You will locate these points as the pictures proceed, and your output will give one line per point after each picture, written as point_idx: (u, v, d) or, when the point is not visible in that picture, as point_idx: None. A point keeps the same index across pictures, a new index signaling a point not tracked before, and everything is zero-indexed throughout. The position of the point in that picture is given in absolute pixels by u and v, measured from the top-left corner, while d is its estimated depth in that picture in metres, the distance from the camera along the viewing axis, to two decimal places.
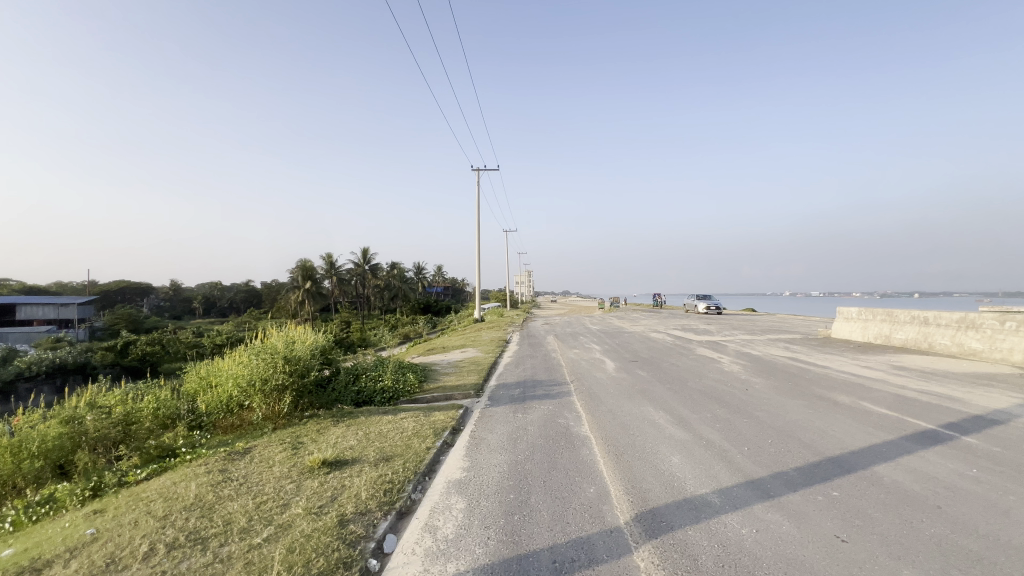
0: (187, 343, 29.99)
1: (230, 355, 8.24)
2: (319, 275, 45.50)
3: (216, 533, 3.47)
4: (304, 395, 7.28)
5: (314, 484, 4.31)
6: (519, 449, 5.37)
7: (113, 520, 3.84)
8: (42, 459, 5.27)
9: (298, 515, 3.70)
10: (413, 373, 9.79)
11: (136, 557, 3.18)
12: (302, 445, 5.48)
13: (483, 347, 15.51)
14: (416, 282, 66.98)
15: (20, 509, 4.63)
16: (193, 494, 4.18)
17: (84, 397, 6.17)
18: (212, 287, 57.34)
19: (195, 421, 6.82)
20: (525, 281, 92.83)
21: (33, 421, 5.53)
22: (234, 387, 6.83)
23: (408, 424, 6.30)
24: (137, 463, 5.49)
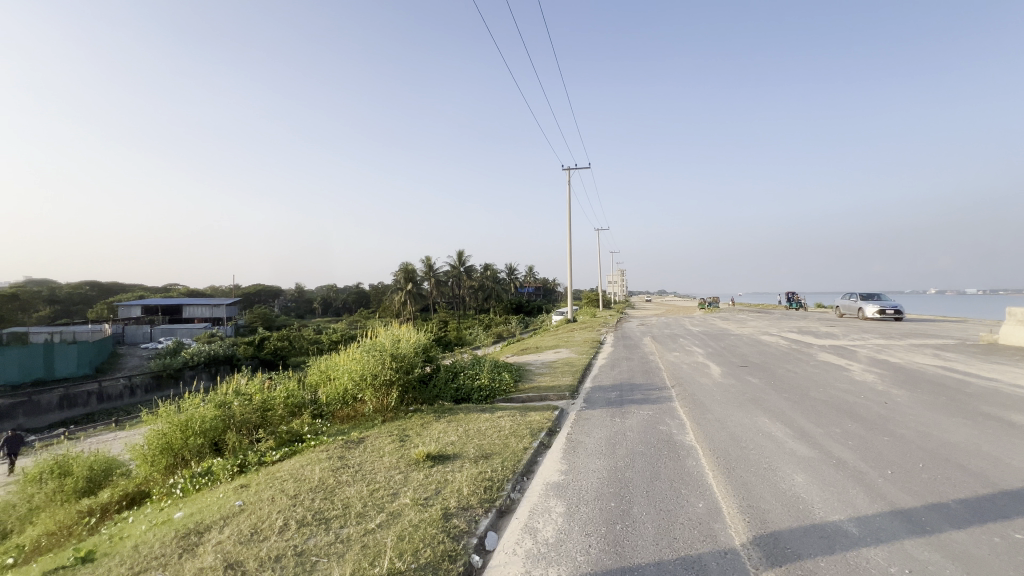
0: (310, 339, 33.69)
1: (345, 351, 9.06)
2: (420, 277, 48.48)
3: (337, 515, 3.80)
4: (408, 390, 7.77)
5: (419, 476, 4.54)
6: (619, 455, 5.20)
7: (254, 494, 4.39)
8: (202, 437, 6.22)
9: (406, 505, 3.91)
10: (508, 372, 9.94)
11: (274, 530, 3.60)
12: (408, 438, 5.83)
13: (577, 347, 15.33)
14: (508, 283, 68.43)
15: (187, 478, 5.50)
16: (317, 477, 4.63)
17: (232, 384, 7.16)
18: (329, 289, 63.86)
19: (317, 410, 7.58)
20: (618, 281, 90.35)
21: (195, 402, 6.55)
22: (349, 380, 7.47)
23: (505, 423, 6.38)
24: (272, 445, 6.24)
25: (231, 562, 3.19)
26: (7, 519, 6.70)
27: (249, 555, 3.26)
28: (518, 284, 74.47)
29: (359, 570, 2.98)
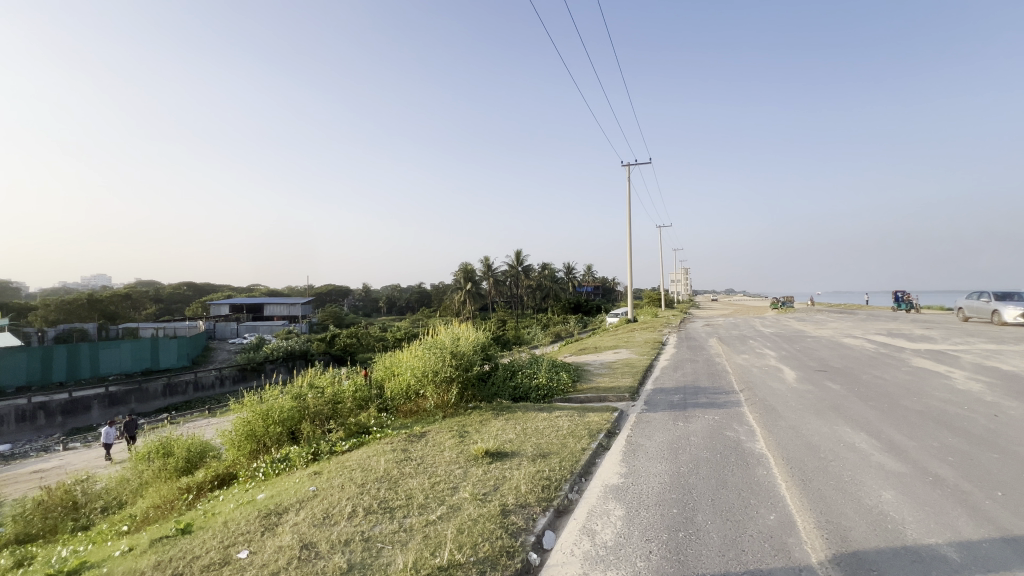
0: (376, 336, 35.36)
1: (408, 348, 9.42)
2: (478, 277, 49.35)
3: (400, 505, 3.96)
4: (468, 387, 7.95)
5: (478, 472, 4.62)
6: (682, 460, 5.00)
7: (326, 481, 4.69)
8: (281, 425, 6.72)
9: (466, 500, 4.00)
10: (566, 372, 9.86)
11: (343, 516, 3.82)
12: (467, 434, 5.96)
13: (637, 348, 14.89)
14: (566, 282, 67.93)
15: (268, 463, 5.98)
16: (382, 468, 4.86)
17: (307, 378, 7.67)
18: (394, 289, 66.64)
19: (382, 404, 7.95)
20: (682, 280, 86.91)
21: (275, 393, 7.10)
22: (412, 376, 7.77)
23: (563, 423, 6.36)
24: (342, 436, 6.63)
25: (305, 543, 3.42)
26: (122, 491, 7.61)
27: (321, 537, 3.48)
28: (576, 283, 73.75)
29: (421, 559, 3.10)
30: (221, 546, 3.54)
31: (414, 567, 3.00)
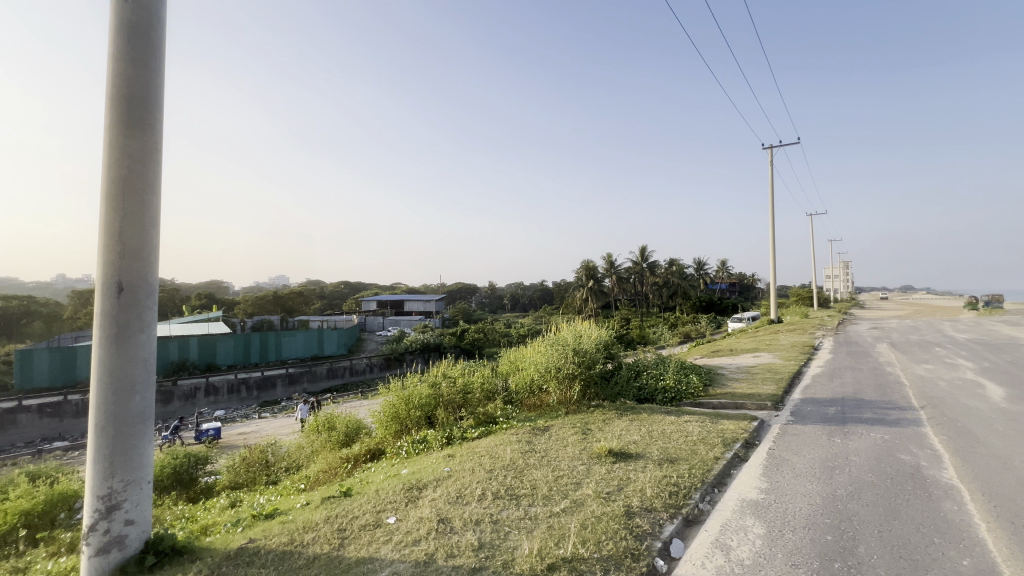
0: (501, 332, 37.08)
1: (531, 344, 9.69)
2: (600, 274, 48.62)
3: (526, 494, 4.13)
4: (591, 385, 7.91)
5: (601, 470, 4.59)
6: (839, 482, 4.36)
7: (458, 464, 5.09)
8: (419, 410, 7.44)
9: (589, 496, 4.01)
10: (696, 375, 9.22)
11: (474, 497, 4.12)
12: (590, 432, 5.95)
13: (782, 352, 13.29)
14: (697, 279, 63.30)
15: (409, 443, 6.68)
16: (508, 457, 5.11)
17: (441, 368, 8.38)
18: (517, 287, 68.88)
19: (508, 397, 8.30)
20: (839, 275, 75.14)
21: (414, 380, 7.88)
22: (536, 371, 7.99)
23: (693, 428, 5.98)
24: (472, 424, 7.11)
25: (442, 517, 3.76)
26: (299, 456, 9.13)
27: (455, 514, 3.79)
28: (708, 280, 68.22)
29: (546, 548, 3.19)
30: (374, 510, 4.06)
31: (540, 555, 3.11)
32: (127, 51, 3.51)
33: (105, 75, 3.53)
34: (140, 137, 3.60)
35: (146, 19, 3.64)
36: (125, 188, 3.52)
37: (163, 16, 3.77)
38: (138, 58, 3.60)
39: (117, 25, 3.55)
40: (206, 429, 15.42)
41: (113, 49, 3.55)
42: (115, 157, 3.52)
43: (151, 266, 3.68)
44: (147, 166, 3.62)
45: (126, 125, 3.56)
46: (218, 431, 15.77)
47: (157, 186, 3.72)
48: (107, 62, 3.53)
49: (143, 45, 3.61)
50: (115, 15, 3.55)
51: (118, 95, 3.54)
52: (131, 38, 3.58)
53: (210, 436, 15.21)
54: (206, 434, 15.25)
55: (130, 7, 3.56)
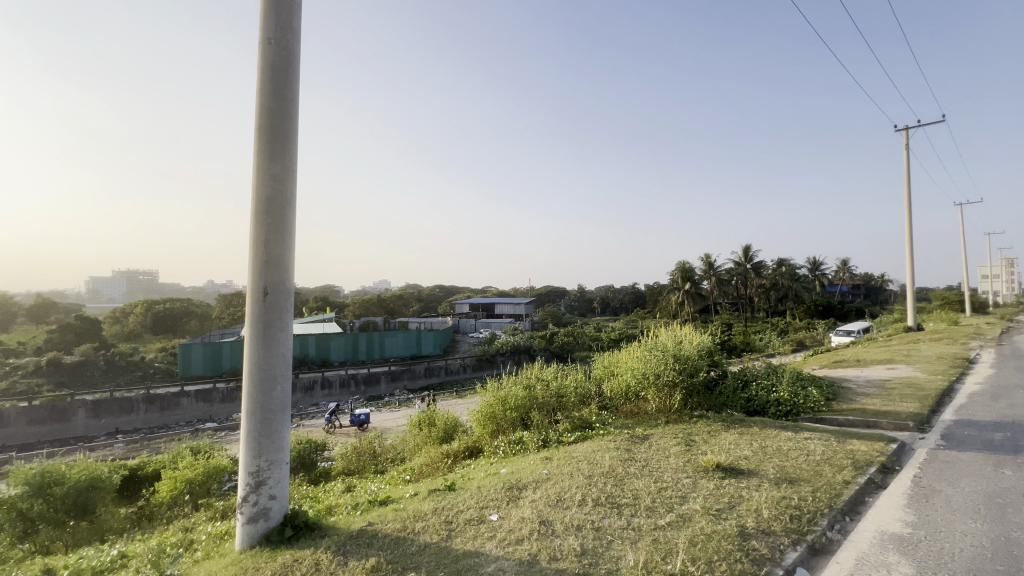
0: (591, 335, 36.52)
1: (627, 349, 9.40)
2: (698, 276, 45.69)
3: (628, 503, 4.02)
4: (693, 394, 7.49)
5: (709, 485, 4.32)
6: (1013, 523, 3.64)
7: (556, 467, 5.10)
8: (515, 411, 7.56)
9: (697, 512, 3.79)
10: (816, 388, 8.26)
11: (574, 501, 4.10)
12: (694, 443, 5.61)
13: (925, 365, 11.40)
14: (812, 280, 56.83)
15: (506, 442, 6.83)
16: (607, 464, 5.01)
17: (535, 370, 8.44)
18: (608, 290, 67.24)
19: (603, 402, 8.15)
20: (1002, 274, 62.72)
21: (508, 380, 8.03)
22: (633, 377, 7.76)
23: (815, 446, 5.38)
24: (568, 427, 7.08)
25: (543, 519, 3.79)
26: (403, 449, 9.77)
27: (555, 518, 3.80)
28: (826, 281, 60.85)
29: (652, 562, 3.08)
30: (478, 505, 4.22)
31: (645, 568, 3.01)
32: (271, 87, 4.06)
33: (256, 108, 4.10)
34: (281, 160, 4.13)
35: (286, 58, 4.18)
36: (268, 205, 4.05)
37: (299, 54, 4.29)
38: (279, 92, 4.14)
39: (264, 66, 4.11)
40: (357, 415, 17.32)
41: (262, 86, 4.12)
42: (262, 179, 4.07)
43: (288, 273, 4.17)
44: (285, 185, 4.14)
45: (271, 150, 4.10)
46: (366, 417, 17.60)
47: (294, 202, 4.23)
48: (257, 98, 4.11)
49: (282, 81, 4.15)
50: (263, 57, 4.11)
51: (264, 125, 4.10)
52: (274, 76, 4.12)
53: (360, 422, 17.12)
54: (358, 421, 17.17)
55: (274, 50, 4.12)
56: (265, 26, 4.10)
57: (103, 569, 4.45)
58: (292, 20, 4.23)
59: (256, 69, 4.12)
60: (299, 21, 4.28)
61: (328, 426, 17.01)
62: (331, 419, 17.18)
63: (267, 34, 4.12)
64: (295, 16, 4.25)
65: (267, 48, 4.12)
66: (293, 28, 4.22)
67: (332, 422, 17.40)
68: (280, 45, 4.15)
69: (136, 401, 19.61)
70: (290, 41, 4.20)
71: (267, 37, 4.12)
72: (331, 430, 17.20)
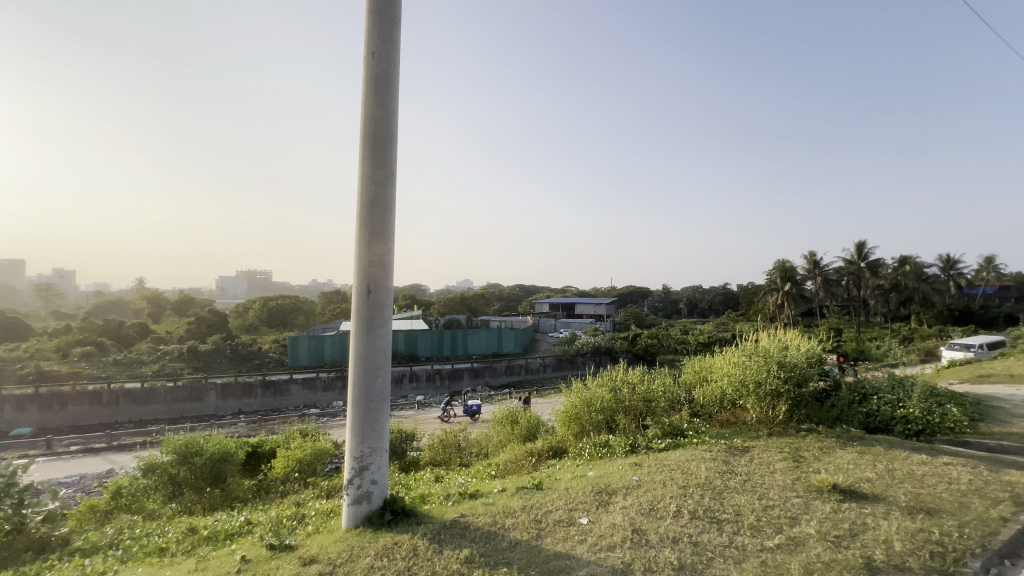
0: (677, 338, 34.74)
1: (721, 353, 8.78)
2: (801, 276, 41.53)
3: (729, 519, 3.74)
4: (801, 405, 6.82)
5: (825, 508, 3.88)
6: None
7: (647, 475, 4.90)
8: (601, 414, 7.38)
9: (811, 536, 3.43)
10: (956, 406, 7.09)
11: (668, 512, 3.90)
12: (803, 460, 5.10)
13: None
14: (944, 281, 49.16)
15: (592, 445, 6.72)
16: (704, 476, 4.71)
17: (621, 372, 8.17)
18: (696, 291, 63.61)
19: (694, 410, 7.69)
20: None
21: (592, 381, 7.85)
22: (730, 385, 7.24)
23: (958, 474, 4.62)
24: (658, 434, 6.79)
25: (636, 528, 3.66)
26: (487, 445, 9.99)
27: (649, 527, 3.65)
28: (964, 282, 52.30)
29: None
30: (567, 507, 4.19)
31: None
32: (375, 97, 4.35)
33: (361, 118, 4.41)
34: (384, 165, 4.41)
35: (388, 69, 4.45)
36: (372, 209, 4.35)
37: (399, 64, 4.55)
38: (381, 102, 4.42)
39: (368, 76, 4.42)
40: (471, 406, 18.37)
41: (367, 98, 4.42)
42: (366, 184, 4.38)
43: (386, 273, 4.42)
44: (385, 190, 4.41)
45: (374, 158, 4.39)
46: (478, 408, 18.61)
47: (394, 206, 4.49)
48: (362, 108, 4.42)
49: (385, 91, 4.44)
50: (368, 70, 4.41)
51: (369, 133, 4.40)
52: (377, 87, 4.41)
53: (473, 413, 18.12)
54: (471, 411, 18.20)
55: (378, 63, 4.41)
56: (370, 41, 4.40)
57: (234, 533, 5.05)
58: (393, 33, 4.49)
59: (362, 82, 4.44)
60: (399, 33, 4.54)
61: (445, 416, 18.03)
62: (447, 409, 18.10)
63: (372, 49, 4.41)
64: (395, 29, 4.51)
65: (371, 61, 4.41)
66: (393, 40, 4.49)
67: (447, 413, 18.50)
68: (384, 57, 4.44)
69: (254, 385, 22.21)
70: (391, 53, 4.47)
71: (371, 52, 4.42)
72: (447, 421, 18.27)
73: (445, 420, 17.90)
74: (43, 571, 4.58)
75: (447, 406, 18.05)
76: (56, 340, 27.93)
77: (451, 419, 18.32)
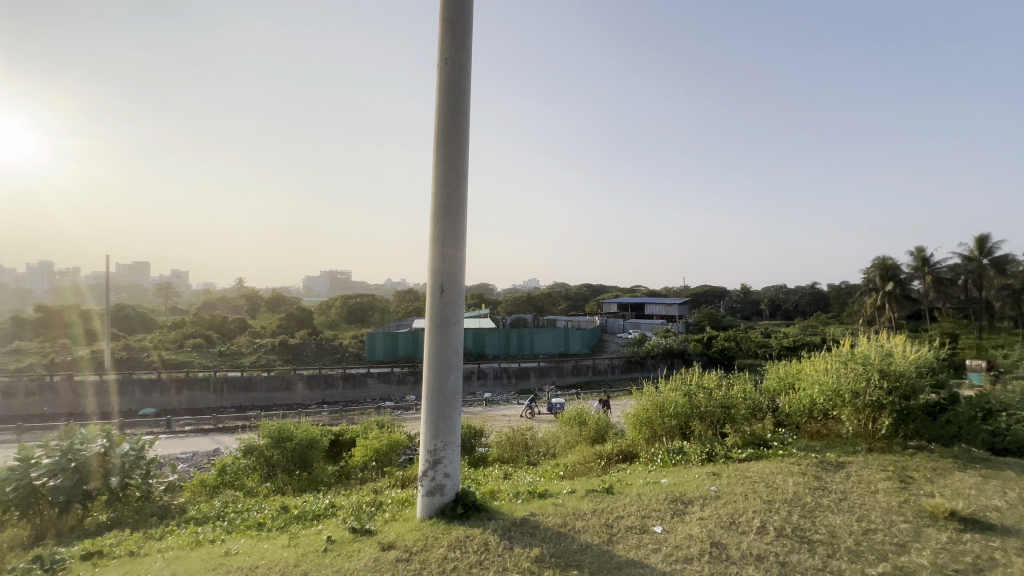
0: (757, 341, 32.47)
1: (810, 359, 8.07)
2: (906, 275, 37.11)
3: (822, 541, 3.43)
4: (908, 420, 6.09)
5: (941, 537, 3.43)
6: None
7: (727, 486, 4.62)
8: (675, 419, 7.06)
9: (924, 568, 3.04)
10: None
11: (752, 528, 3.66)
12: (912, 480, 4.56)
13: None
14: None
15: (665, 451, 6.47)
16: (791, 491, 4.35)
17: (696, 376, 7.77)
18: (779, 290, 59.04)
19: (779, 419, 7.14)
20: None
21: (664, 385, 7.54)
22: (821, 393, 6.63)
23: None
24: (737, 443, 6.39)
25: (715, 541, 3.47)
26: (554, 444, 9.93)
27: (730, 542, 3.45)
28: None
29: None
30: (639, 513, 4.08)
31: None
32: (448, 102, 4.49)
33: (436, 123, 4.57)
34: (456, 168, 4.53)
35: (460, 74, 4.57)
36: (445, 210, 4.48)
37: (470, 69, 4.65)
38: (454, 107, 4.55)
39: (442, 83, 4.56)
40: (555, 402, 19.20)
41: (440, 103, 4.57)
42: (440, 186, 4.53)
43: (458, 273, 4.55)
44: (456, 192, 4.53)
45: (447, 162, 4.53)
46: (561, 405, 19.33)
47: (465, 207, 4.61)
48: (437, 113, 4.57)
49: (457, 96, 4.56)
50: (441, 76, 4.56)
51: (442, 138, 4.54)
52: (450, 93, 4.55)
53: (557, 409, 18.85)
54: (555, 407, 19.01)
55: (450, 69, 4.54)
56: (443, 48, 4.54)
57: (321, 514, 5.45)
58: (465, 38, 4.60)
59: (436, 88, 4.59)
60: (471, 38, 4.65)
61: (531, 413, 18.49)
62: (533, 405, 18.79)
63: (445, 55, 4.55)
64: (467, 35, 4.62)
65: (444, 68, 4.55)
66: (465, 46, 4.60)
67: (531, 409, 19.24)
68: (456, 63, 4.56)
69: (335, 378, 23.84)
70: (463, 58, 4.58)
71: (445, 58, 4.55)
72: (533, 415, 18.57)
73: (531, 415, 18.57)
74: (166, 535, 5.23)
75: (532, 402, 18.71)
76: (174, 332, 31.74)
77: (536, 414, 19.06)
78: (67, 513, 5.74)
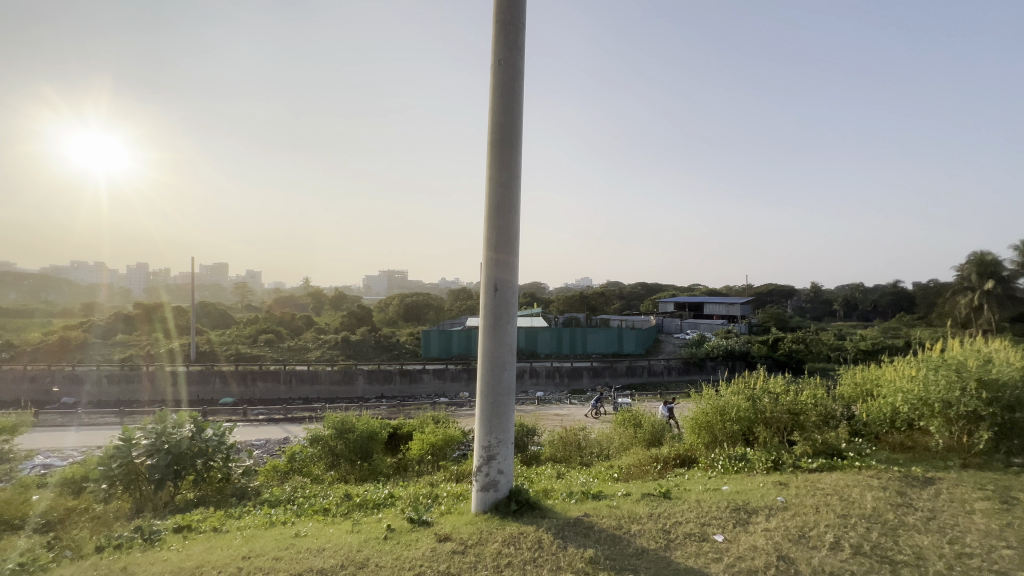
0: (829, 344, 30.23)
1: (892, 364, 7.43)
2: (1008, 272, 33.26)
3: (906, 562, 3.15)
4: (1011, 435, 5.46)
5: None
6: None
7: (796, 497, 4.34)
8: (737, 424, 6.72)
9: None
10: None
11: (824, 543, 3.43)
12: (1015, 501, 4.09)
13: None
14: None
15: (726, 457, 6.19)
16: (870, 506, 4.02)
17: (761, 379, 7.37)
18: (855, 289, 54.56)
19: (855, 428, 6.62)
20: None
21: (725, 388, 7.19)
22: (904, 402, 6.09)
23: None
24: (807, 452, 6.01)
25: (782, 555, 3.29)
26: (608, 446, 9.75)
27: (800, 557, 3.25)
28: None
29: None
30: (699, 520, 3.93)
31: None
32: (502, 102, 4.53)
33: (489, 124, 4.62)
34: (509, 168, 4.58)
35: (513, 75, 4.61)
36: (499, 209, 4.54)
37: (524, 68, 4.67)
38: (507, 107, 4.59)
39: (496, 84, 4.61)
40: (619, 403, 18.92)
41: (494, 104, 4.62)
42: (494, 186, 4.58)
43: (511, 272, 4.59)
44: (509, 192, 4.58)
45: (500, 162, 4.58)
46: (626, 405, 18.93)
47: (518, 207, 4.64)
48: (490, 114, 4.62)
49: (511, 96, 4.60)
50: (495, 77, 4.61)
51: (496, 138, 4.59)
52: (503, 93, 4.59)
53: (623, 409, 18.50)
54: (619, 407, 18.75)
55: (504, 70, 4.58)
56: (497, 48, 4.59)
57: (381, 503, 5.69)
58: (518, 38, 4.63)
59: (489, 89, 4.66)
60: (524, 38, 4.67)
61: (596, 412, 18.31)
62: (598, 405, 18.54)
63: (499, 56, 4.60)
64: (520, 34, 4.65)
65: (498, 68, 4.60)
66: (518, 46, 4.63)
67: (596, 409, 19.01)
68: (509, 63, 4.59)
69: (392, 373, 24.78)
70: (516, 58, 4.61)
71: (498, 59, 4.60)
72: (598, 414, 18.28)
73: (596, 415, 18.33)
74: (244, 514, 5.66)
75: (597, 402, 18.42)
76: (249, 328, 34.30)
77: (601, 414, 18.84)
78: (161, 490, 6.37)
